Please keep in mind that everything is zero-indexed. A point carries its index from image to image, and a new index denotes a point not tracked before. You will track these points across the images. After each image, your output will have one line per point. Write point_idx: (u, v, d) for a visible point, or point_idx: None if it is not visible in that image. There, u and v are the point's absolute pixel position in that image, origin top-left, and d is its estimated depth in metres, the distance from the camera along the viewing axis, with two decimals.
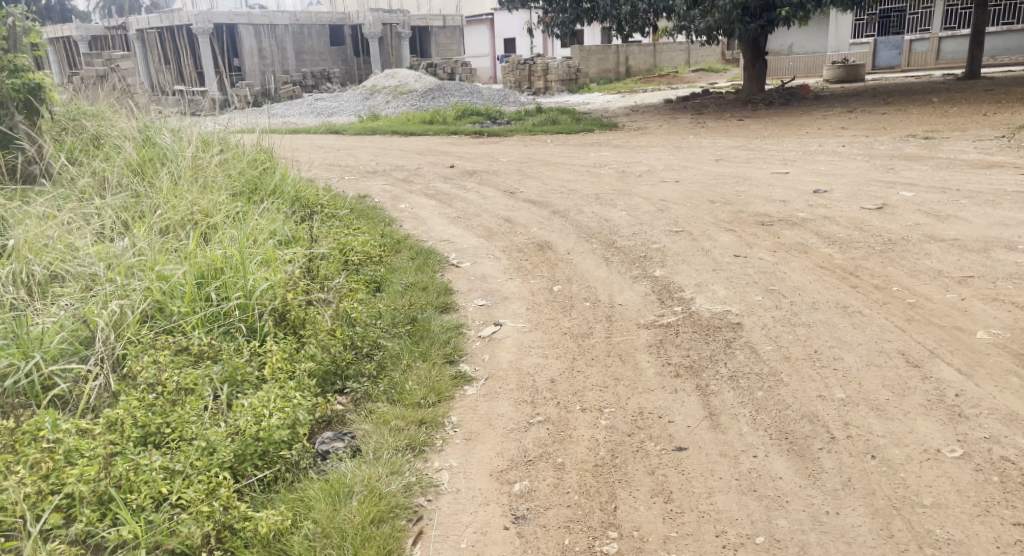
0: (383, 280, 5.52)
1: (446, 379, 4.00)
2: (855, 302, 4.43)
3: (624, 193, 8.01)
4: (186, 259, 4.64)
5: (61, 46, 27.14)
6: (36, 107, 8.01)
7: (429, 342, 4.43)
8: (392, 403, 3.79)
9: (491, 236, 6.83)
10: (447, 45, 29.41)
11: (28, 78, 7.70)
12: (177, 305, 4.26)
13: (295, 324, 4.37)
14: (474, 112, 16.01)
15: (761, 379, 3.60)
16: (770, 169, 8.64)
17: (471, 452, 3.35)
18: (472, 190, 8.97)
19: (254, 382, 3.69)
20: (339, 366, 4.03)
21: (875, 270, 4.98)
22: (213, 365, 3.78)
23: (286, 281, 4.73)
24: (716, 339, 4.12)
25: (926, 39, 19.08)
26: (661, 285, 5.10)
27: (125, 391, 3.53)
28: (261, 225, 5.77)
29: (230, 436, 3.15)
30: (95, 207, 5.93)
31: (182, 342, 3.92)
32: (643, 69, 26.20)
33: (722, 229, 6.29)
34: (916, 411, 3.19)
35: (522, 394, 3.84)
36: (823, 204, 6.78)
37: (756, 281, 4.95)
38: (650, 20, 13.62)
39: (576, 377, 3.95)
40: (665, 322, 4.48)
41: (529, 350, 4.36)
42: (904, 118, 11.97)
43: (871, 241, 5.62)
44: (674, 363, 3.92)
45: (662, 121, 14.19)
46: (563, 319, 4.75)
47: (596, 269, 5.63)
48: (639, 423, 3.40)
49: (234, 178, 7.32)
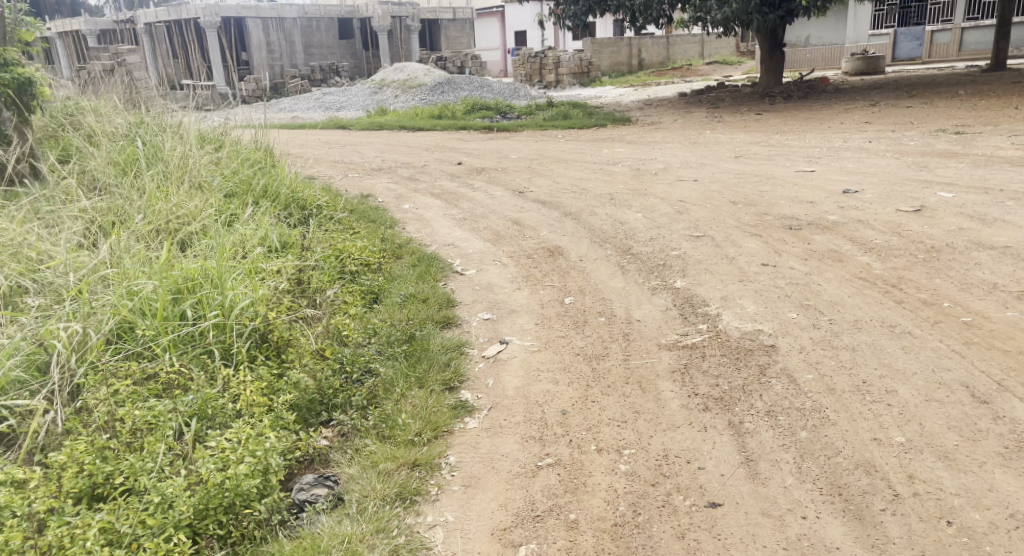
0: (381, 290, 5.09)
1: (444, 411, 3.56)
2: (904, 320, 3.96)
3: (639, 192, 7.55)
4: (159, 272, 4.18)
5: (71, 40, 26.95)
6: (27, 105, 7.69)
7: (427, 365, 3.98)
8: (382, 439, 3.37)
9: (498, 240, 6.37)
10: (457, 38, 28.87)
11: (18, 73, 7.40)
12: (147, 324, 3.81)
13: (279, 347, 3.93)
14: (483, 106, 15.53)
15: (804, 415, 3.16)
16: (794, 167, 8.14)
17: (470, 502, 2.92)
18: (479, 188, 8.52)
19: (227, 416, 3.24)
20: (325, 396, 3.62)
21: (921, 282, 4.50)
22: (181, 395, 3.34)
23: (269, 296, 4.27)
24: (748, 365, 3.66)
25: (948, 30, 18.38)
26: (683, 299, 4.64)
27: (78, 428, 3.09)
28: (249, 232, 5.34)
29: (190, 487, 2.72)
30: (71, 213, 5.53)
31: (147, 370, 3.48)
32: (657, 62, 25.57)
33: (747, 234, 5.81)
34: (993, 462, 2.78)
35: (529, 429, 3.40)
36: (854, 206, 6.29)
37: (789, 295, 4.48)
38: (665, 11, 13.09)
39: (590, 408, 3.50)
40: (689, 343, 4.02)
41: (538, 374, 3.91)
42: (930, 112, 11.42)
43: (912, 248, 5.14)
44: (702, 393, 3.47)
45: (677, 115, 13.70)
46: (575, 337, 4.30)
47: (611, 279, 5.17)
48: (665, 469, 2.97)
49: (225, 178, 6.89)
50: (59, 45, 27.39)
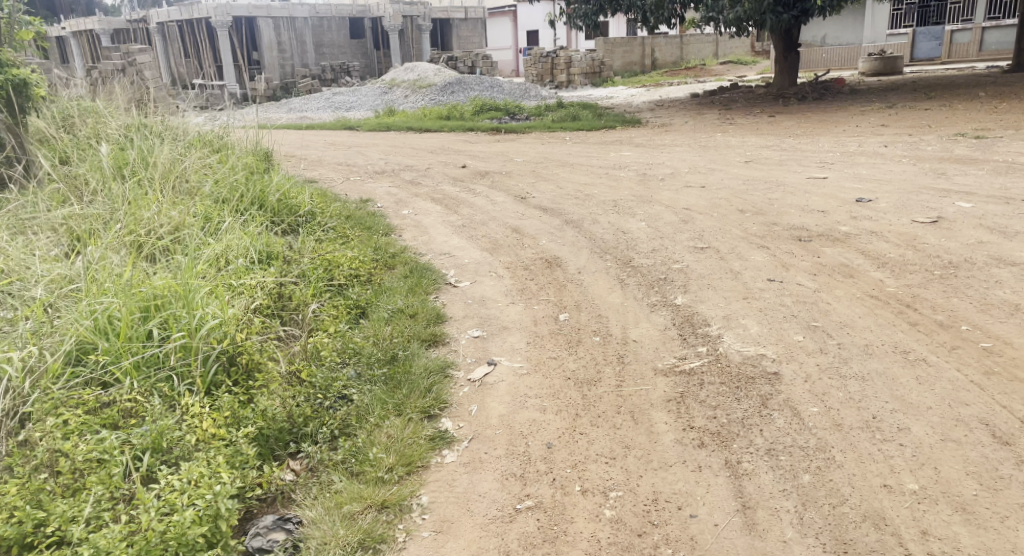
0: (368, 304, 4.84)
1: (421, 442, 3.32)
2: (918, 346, 3.68)
3: (644, 199, 7.27)
4: (126, 290, 3.97)
5: (86, 40, 26.87)
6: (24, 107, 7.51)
7: (407, 389, 3.74)
8: (352, 476, 3.15)
9: (495, 250, 6.11)
10: (469, 37, 28.61)
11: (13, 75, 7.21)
12: (108, 346, 3.60)
13: (248, 371, 3.70)
14: (492, 107, 15.27)
15: (807, 456, 2.91)
16: (805, 173, 7.83)
17: (439, 551, 2.74)
18: (481, 193, 8.28)
19: (181, 452, 3.04)
20: (294, 424, 3.40)
21: (937, 301, 4.22)
22: (135, 428, 3.14)
23: (240, 314, 4.04)
24: (749, 394, 3.39)
25: (968, 30, 17.99)
26: (683, 317, 4.37)
27: (19, 463, 2.89)
28: (231, 242, 5.12)
29: (126, 539, 2.56)
30: (50, 220, 5.34)
31: (102, 399, 3.29)
32: (670, 62, 25.23)
33: (754, 245, 5.53)
34: (1016, 518, 2.55)
35: (510, 464, 3.16)
36: (867, 216, 5.99)
37: (795, 315, 4.20)
38: (677, 11, 12.81)
39: (578, 442, 3.25)
40: (686, 368, 3.75)
41: (524, 401, 3.65)
42: (949, 115, 11.10)
43: (928, 263, 4.85)
44: (698, 426, 3.21)
45: (687, 116, 13.37)
46: (567, 359, 4.04)
47: (609, 293, 4.91)
48: (654, 517, 2.76)
49: (216, 182, 6.66)
50: (73, 45, 27.32)
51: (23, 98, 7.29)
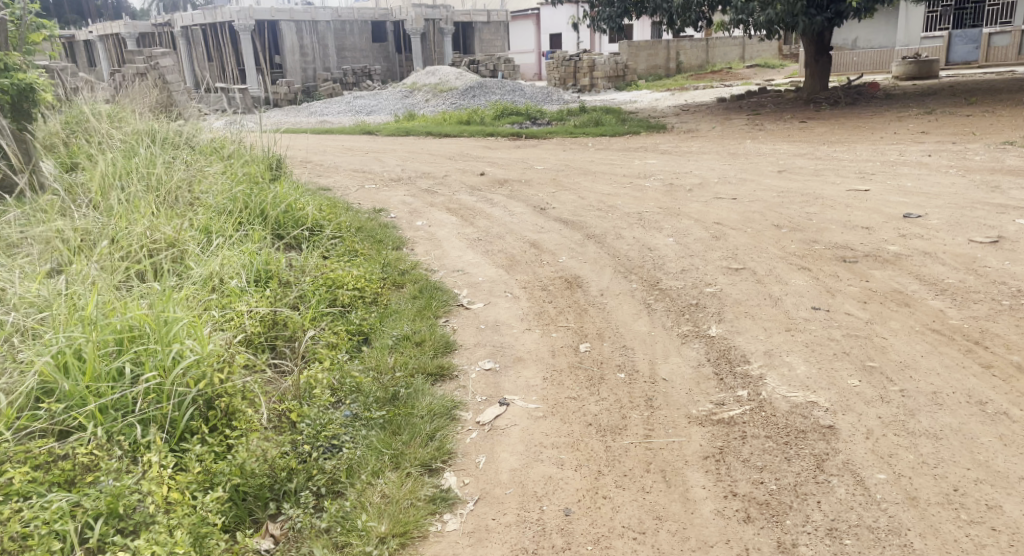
0: (372, 329, 4.41)
1: (421, 505, 2.91)
2: (996, 394, 3.20)
3: (672, 212, 6.79)
4: (98, 318, 3.54)
5: (112, 43, 26.68)
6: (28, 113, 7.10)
7: (407, 435, 3.30)
8: (337, 549, 2.75)
9: (511, 267, 5.64)
10: (491, 40, 28.21)
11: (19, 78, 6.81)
12: (70, 385, 3.17)
13: (228, 416, 3.28)
14: (513, 112, 14.83)
15: (878, 541, 2.53)
16: (845, 185, 7.30)
17: None
18: (499, 204, 7.82)
19: (138, 521, 2.65)
20: (276, 479, 2.99)
21: (1010, 338, 3.72)
22: (88, 489, 2.74)
23: (223, 348, 3.60)
24: (801, 454, 2.94)
25: (1006, 33, 17.30)
26: (718, 351, 3.89)
27: None
28: (224, 262, 4.68)
29: None
30: (38, 234, 4.92)
31: (57, 451, 2.88)
32: (695, 65, 24.59)
33: (795, 267, 5.03)
34: None
35: (522, 536, 2.75)
36: (918, 234, 5.47)
37: (847, 352, 3.71)
38: (705, 13, 12.27)
39: (600, 509, 2.82)
40: (724, 416, 3.27)
41: (539, 452, 3.19)
42: (993, 121, 10.49)
43: (994, 291, 4.33)
44: (741, 493, 2.79)
45: (715, 122, 12.83)
46: (588, 401, 3.55)
47: (635, 320, 4.44)
48: None
49: (219, 192, 6.23)
50: (100, 47, 27.16)
51: (25, 104, 6.86)
